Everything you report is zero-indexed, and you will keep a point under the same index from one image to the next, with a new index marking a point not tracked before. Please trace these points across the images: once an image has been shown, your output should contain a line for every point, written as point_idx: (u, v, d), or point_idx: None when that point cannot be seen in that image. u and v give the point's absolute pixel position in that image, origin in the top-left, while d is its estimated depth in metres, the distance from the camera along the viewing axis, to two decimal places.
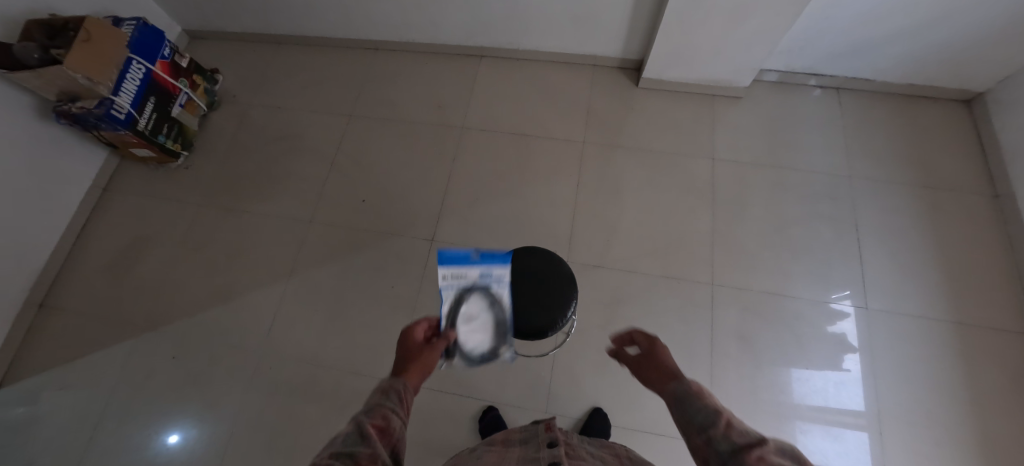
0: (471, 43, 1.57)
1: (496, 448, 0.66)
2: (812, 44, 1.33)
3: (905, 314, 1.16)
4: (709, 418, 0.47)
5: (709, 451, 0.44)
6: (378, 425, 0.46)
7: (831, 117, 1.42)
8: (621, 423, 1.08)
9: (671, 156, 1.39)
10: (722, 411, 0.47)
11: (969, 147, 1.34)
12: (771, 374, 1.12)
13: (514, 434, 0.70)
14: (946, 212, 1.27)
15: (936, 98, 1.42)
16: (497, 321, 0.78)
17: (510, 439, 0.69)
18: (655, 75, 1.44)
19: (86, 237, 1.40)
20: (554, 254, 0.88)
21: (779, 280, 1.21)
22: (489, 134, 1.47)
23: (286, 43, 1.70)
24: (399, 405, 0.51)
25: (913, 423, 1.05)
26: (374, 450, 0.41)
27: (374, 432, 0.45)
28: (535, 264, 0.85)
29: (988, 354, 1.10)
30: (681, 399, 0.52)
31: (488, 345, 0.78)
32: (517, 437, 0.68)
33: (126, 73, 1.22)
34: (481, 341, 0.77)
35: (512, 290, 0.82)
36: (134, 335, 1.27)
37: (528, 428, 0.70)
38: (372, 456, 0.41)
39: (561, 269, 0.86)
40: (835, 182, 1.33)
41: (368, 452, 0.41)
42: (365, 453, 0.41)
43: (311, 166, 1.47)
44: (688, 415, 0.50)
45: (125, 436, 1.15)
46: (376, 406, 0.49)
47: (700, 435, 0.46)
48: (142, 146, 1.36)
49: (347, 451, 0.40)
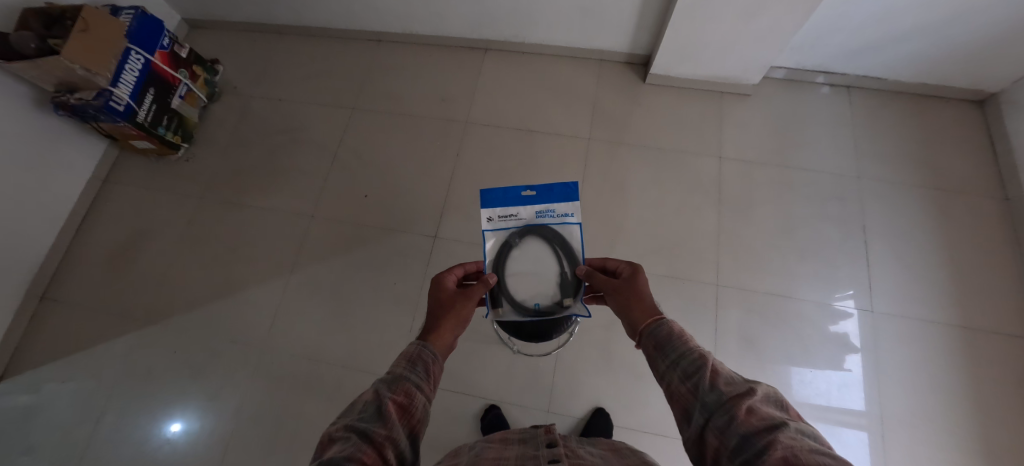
0: (476, 35, 1.54)
1: (492, 445, 0.62)
2: (824, 42, 1.31)
3: (911, 318, 1.15)
4: (693, 364, 0.47)
5: (691, 398, 0.45)
6: (399, 401, 0.46)
7: (841, 116, 1.40)
8: (623, 423, 1.08)
9: (677, 154, 1.37)
10: (705, 355, 0.47)
11: (980, 148, 1.32)
12: (773, 375, 1.11)
13: (511, 433, 0.65)
14: (956, 215, 1.25)
15: (948, 98, 1.40)
16: (556, 274, 0.80)
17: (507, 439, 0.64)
18: (662, 71, 1.42)
19: (87, 229, 1.39)
20: None
21: (784, 282, 1.21)
22: (493, 129, 1.45)
23: (287, 33, 1.67)
24: (424, 380, 0.50)
25: (914, 426, 1.05)
26: (390, 432, 0.42)
27: (394, 409, 0.45)
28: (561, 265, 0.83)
29: (994, 359, 1.10)
30: (663, 343, 0.53)
31: (550, 297, 0.80)
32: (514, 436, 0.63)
33: (124, 64, 1.20)
34: (543, 294, 0.80)
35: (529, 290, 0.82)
36: (135, 329, 1.26)
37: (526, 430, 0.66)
38: (389, 440, 0.41)
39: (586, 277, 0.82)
40: (843, 182, 1.31)
41: (383, 434, 0.41)
42: (381, 433, 0.42)
43: (313, 160, 1.45)
44: (670, 359, 0.50)
45: (128, 426, 1.16)
46: (399, 380, 0.48)
47: (684, 381, 0.46)
48: (142, 138, 1.35)
49: (361, 431, 0.41)
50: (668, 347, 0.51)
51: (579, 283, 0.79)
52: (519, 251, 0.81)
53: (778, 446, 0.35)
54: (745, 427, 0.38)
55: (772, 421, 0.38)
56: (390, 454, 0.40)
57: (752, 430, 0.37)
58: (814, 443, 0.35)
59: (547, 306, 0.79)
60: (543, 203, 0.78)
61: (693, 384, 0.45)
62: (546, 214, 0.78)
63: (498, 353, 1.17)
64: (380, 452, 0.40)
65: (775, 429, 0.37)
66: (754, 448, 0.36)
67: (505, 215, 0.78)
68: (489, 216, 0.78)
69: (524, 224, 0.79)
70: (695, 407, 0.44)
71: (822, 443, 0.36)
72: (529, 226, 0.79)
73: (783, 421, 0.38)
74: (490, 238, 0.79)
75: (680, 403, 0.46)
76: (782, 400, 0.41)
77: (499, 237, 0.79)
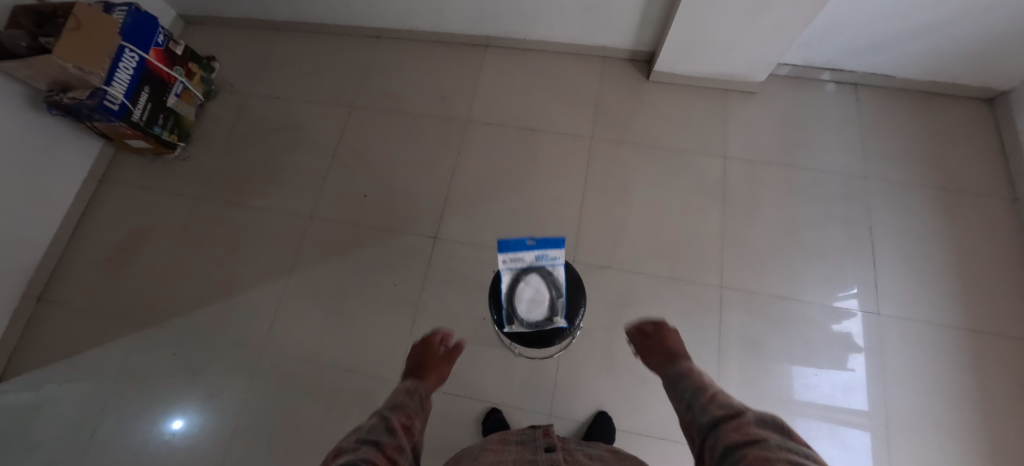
0: (476, 32, 1.51)
1: (493, 446, 0.70)
2: (832, 38, 1.28)
3: (917, 320, 1.14)
4: (693, 392, 0.70)
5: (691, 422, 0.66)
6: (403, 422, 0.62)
7: (847, 114, 1.37)
8: (625, 426, 1.07)
9: (681, 153, 1.35)
10: (711, 389, 0.69)
11: (989, 148, 1.30)
12: (777, 378, 1.10)
13: (511, 435, 0.74)
14: (963, 216, 1.24)
15: (957, 96, 1.37)
16: (554, 297, 0.84)
17: (506, 439, 0.73)
18: (666, 69, 1.40)
19: (83, 229, 1.38)
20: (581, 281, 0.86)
21: (788, 284, 1.19)
22: (494, 128, 1.43)
23: (285, 29, 1.64)
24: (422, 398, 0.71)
25: (919, 429, 1.05)
26: (394, 442, 0.56)
27: (400, 429, 0.60)
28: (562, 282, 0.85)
29: (1001, 362, 1.09)
30: (675, 380, 0.78)
31: (546, 307, 0.83)
32: (514, 438, 0.72)
33: (118, 62, 1.18)
34: (539, 304, 0.83)
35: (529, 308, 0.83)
36: (134, 330, 1.25)
37: (524, 432, 0.75)
38: (395, 448, 0.55)
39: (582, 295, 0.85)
40: (850, 182, 1.29)
41: (390, 444, 0.55)
42: (388, 442, 0.56)
43: (311, 159, 1.43)
44: (679, 390, 0.74)
45: (129, 424, 1.15)
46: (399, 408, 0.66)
47: (683, 405, 0.70)
48: (137, 137, 1.33)
49: (373, 442, 0.55)
50: (692, 390, 0.71)
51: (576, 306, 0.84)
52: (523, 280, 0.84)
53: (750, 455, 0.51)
54: (729, 440, 0.55)
55: (756, 437, 0.53)
56: (397, 455, 0.54)
57: (736, 443, 0.54)
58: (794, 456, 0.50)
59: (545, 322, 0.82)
60: (541, 250, 0.85)
61: (690, 407, 0.68)
62: (549, 262, 0.85)
63: (499, 355, 1.16)
64: (389, 456, 0.53)
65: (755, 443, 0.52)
66: (740, 459, 0.51)
67: (514, 261, 0.85)
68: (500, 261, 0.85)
69: (526, 267, 0.85)
70: (694, 429, 0.64)
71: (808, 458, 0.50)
72: (530, 267, 0.85)
73: (767, 437, 0.53)
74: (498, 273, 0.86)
75: (686, 426, 0.67)
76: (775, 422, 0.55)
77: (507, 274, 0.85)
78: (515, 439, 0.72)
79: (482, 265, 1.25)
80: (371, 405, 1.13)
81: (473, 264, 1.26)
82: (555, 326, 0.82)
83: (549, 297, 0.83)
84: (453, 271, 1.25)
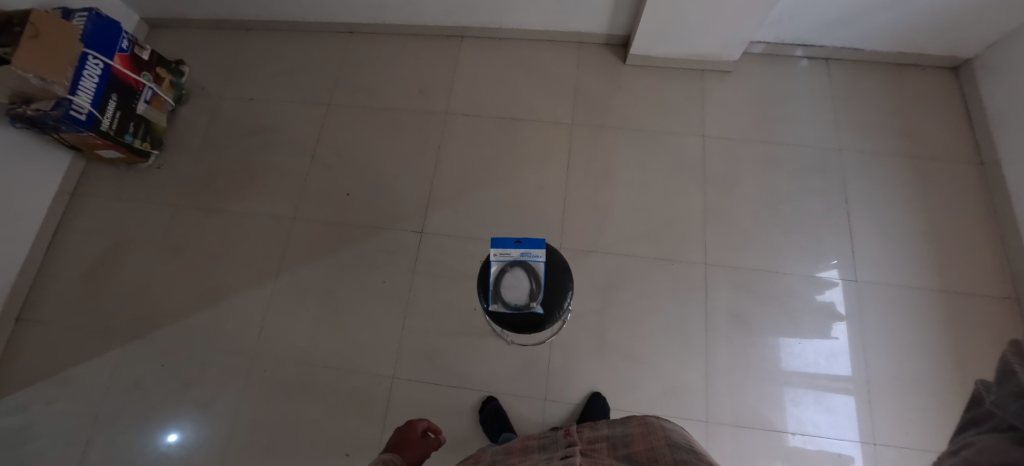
0: (451, 22, 1.50)
1: (511, 454, 0.66)
2: (801, 14, 1.30)
3: (894, 285, 1.18)
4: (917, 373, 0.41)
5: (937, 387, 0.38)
6: None
7: (820, 88, 1.40)
8: (619, 405, 1.10)
9: (661, 135, 1.37)
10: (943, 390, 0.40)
11: (955, 114, 1.35)
12: (764, 349, 1.14)
13: (533, 440, 0.69)
14: (935, 181, 1.28)
15: (923, 65, 1.41)
16: (540, 285, 0.84)
17: (529, 447, 0.68)
18: (642, 51, 1.40)
19: (58, 246, 1.34)
20: (569, 267, 0.88)
21: (771, 258, 1.22)
22: (474, 118, 1.42)
23: (253, 28, 1.60)
24: None
25: (901, 389, 1.09)
26: None
27: None
28: (546, 267, 0.87)
29: (975, 319, 1.14)
30: None
31: (525, 292, 0.83)
32: (536, 443, 0.68)
33: (82, 71, 1.15)
34: (520, 288, 0.84)
35: (517, 295, 0.83)
36: (119, 345, 1.23)
37: (547, 435, 0.69)
38: None
39: (564, 279, 0.86)
40: (825, 155, 1.32)
41: None
42: None
43: (291, 162, 1.41)
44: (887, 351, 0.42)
45: (120, 441, 1.14)
46: None
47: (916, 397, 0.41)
48: (108, 147, 1.29)
49: None
50: None
51: (563, 293, 0.84)
52: (513, 273, 0.85)
53: (970, 421, 0.36)
54: (955, 437, 0.37)
55: (969, 418, 0.37)
56: None
57: (953, 435, 0.37)
58: (970, 412, 0.37)
59: (524, 306, 0.83)
60: (528, 247, 0.87)
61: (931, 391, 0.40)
62: (535, 257, 0.86)
63: (493, 344, 1.17)
64: None
65: (963, 428, 0.37)
66: (972, 431, 0.35)
67: (501, 254, 0.87)
68: (489, 254, 0.87)
69: (515, 260, 0.86)
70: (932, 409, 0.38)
71: (973, 401, 0.37)
72: (518, 260, 0.86)
73: (963, 426, 0.37)
74: (493, 264, 0.87)
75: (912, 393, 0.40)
76: (978, 393, 0.37)
77: (499, 266, 0.86)
78: (539, 444, 0.67)
79: (470, 257, 1.26)
80: (368, 403, 1.14)
81: (460, 256, 1.26)
82: (531, 310, 0.82)
83: (529, 283, 0.84)
84: (441, 265, 1.26)
